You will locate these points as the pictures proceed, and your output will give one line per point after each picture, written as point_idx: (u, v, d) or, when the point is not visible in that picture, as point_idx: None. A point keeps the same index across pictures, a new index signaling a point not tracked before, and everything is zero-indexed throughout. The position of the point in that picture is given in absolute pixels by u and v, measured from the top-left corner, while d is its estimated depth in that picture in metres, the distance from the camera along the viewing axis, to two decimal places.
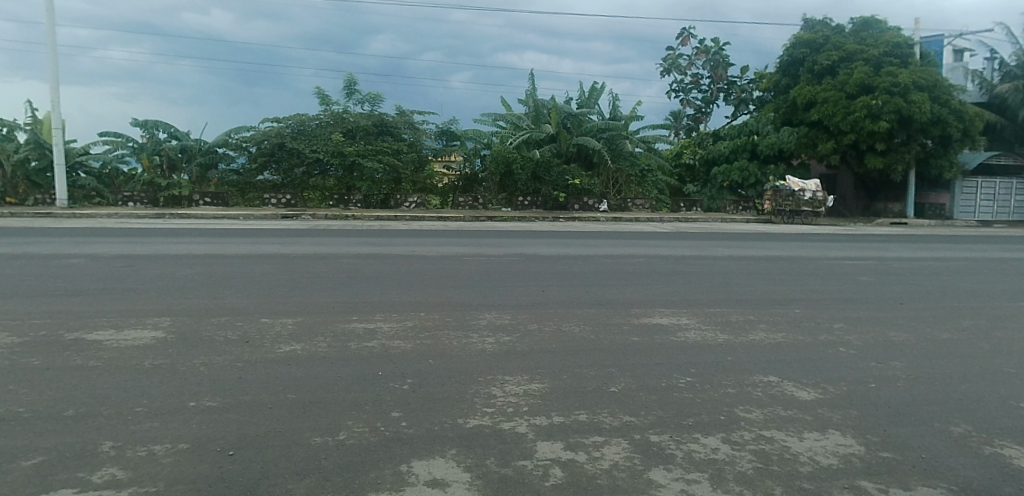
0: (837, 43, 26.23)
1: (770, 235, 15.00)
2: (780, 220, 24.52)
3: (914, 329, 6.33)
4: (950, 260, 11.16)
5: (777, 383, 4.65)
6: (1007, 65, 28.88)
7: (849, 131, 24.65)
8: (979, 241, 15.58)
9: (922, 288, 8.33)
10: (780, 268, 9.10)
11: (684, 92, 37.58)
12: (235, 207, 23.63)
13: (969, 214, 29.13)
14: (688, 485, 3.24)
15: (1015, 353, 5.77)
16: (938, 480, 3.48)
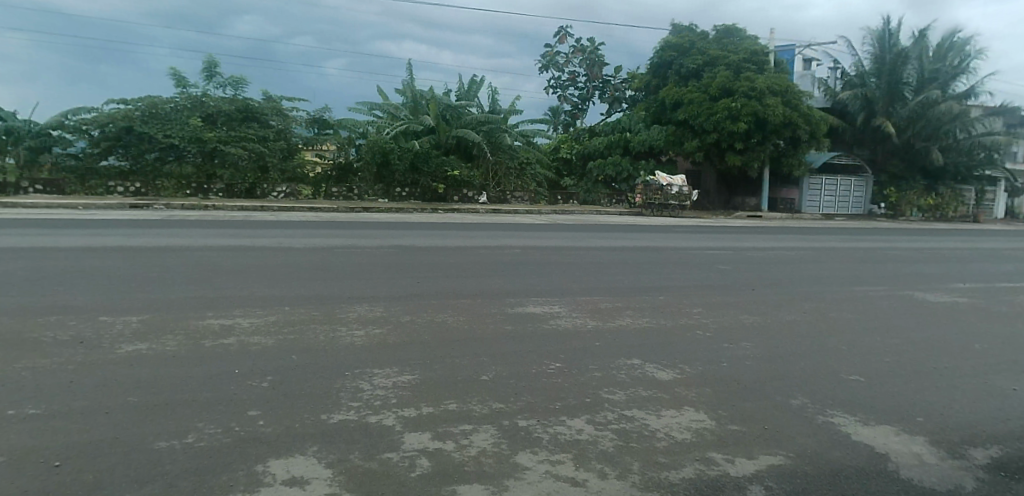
0: (703, 48, 27.99)
1: (640, 226, 15.74)
2: (650, 212, 25.85)
3: (763, 312, 6.89)
4: (798, 250, 12.24)
5: (640, 365, 4.88)
6: (849, 74, 32.15)
7: (712, 131, 26.44)
8: (823, 233, 17.22)
9: (770, 275, 9.07)
10: (649, 258, 9.58)
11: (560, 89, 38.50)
12: (73, 195, 21.44)
13: (815, 208, 32.19)
14: (552, 466, 3.32)
15: (846, 332, 6.43)
16: (777, 448, 3.81)
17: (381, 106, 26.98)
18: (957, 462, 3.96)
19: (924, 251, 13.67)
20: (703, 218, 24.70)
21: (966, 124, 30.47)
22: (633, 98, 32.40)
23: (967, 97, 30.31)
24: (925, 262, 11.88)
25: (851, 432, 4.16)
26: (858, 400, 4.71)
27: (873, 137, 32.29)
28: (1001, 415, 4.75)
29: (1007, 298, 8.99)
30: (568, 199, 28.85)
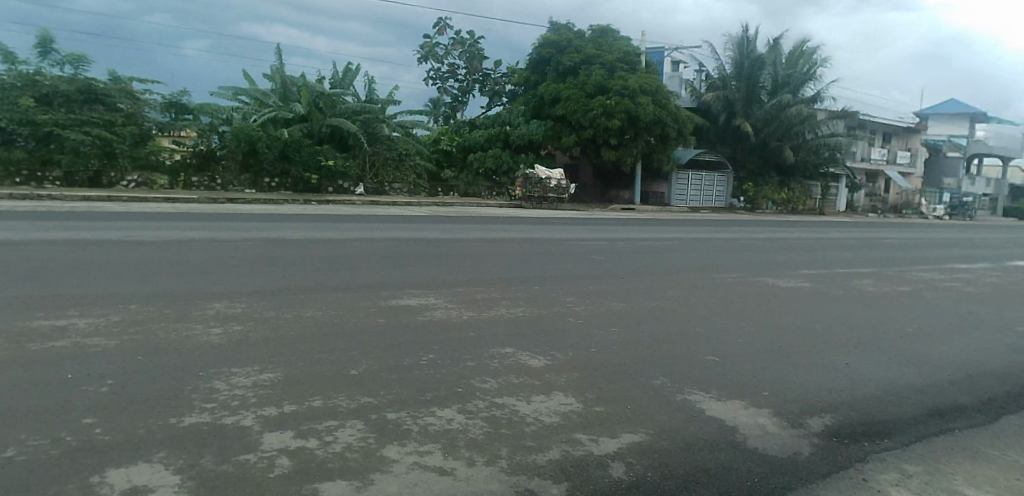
0: (579, 46, 28.89)
1: (520, 218, 16.02)
2: (530, 205, 26.42)
3: (632, 299, 7.22)
4: (666, 240, 12.96)
5: (512, 354, 4.96)
6: (713, 77, 34.46)
7: (588, 126, 27.41)
8: (688, 224, 18.33)
9: (640, 264, 9.54)
10: (526, 249, 9.76)
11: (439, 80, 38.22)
12: None
13: (684, 201, 34.23)
14: (421, 456, 3.29)
15: (706, 316, 6.88)
16: (640, 427, 4.02)
17: (247, 91, 25.65)
18: (796, 431, 4.38)
19: (776, 241, 14.93)
20: (579, 210, 25.50)
21: (813, 126, 33.59)
22: (513, 92, 32.82)
23: (814, 101, 33.39)
24: (777, 251, 12.97)
25: (706, 409, 4.46)
26: (713, 378, 5.06)
27: (734, 136, 34.85)
28: (834, 387, 5.32)
29: (843, 282, 10.02)
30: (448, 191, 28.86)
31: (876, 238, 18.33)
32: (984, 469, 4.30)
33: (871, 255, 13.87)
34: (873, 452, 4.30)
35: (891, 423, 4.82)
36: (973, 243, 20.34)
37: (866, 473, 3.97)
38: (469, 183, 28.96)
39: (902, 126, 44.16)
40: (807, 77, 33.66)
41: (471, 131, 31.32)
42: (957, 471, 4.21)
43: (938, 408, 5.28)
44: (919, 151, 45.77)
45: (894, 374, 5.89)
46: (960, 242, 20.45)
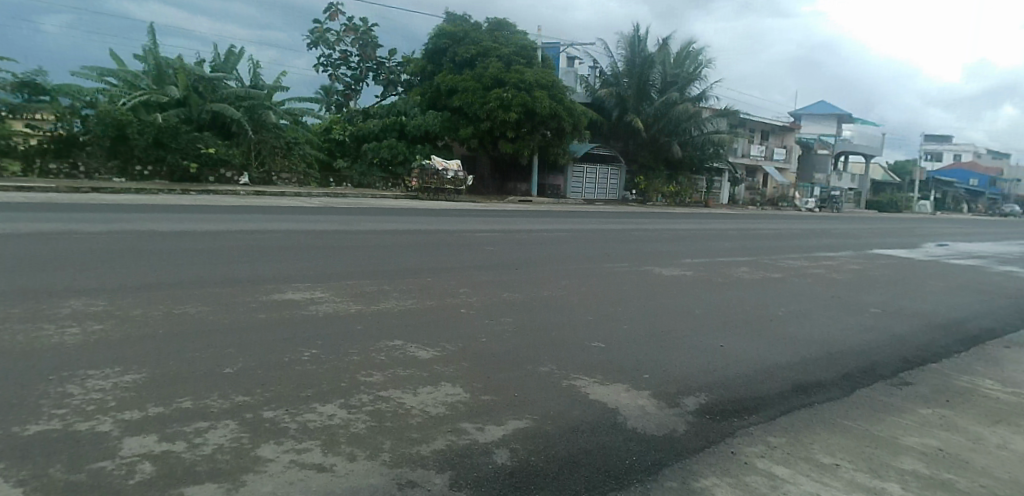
0: (476, 38, 28.95)
1: (415, 210, 15.87)
2: (427, 197, 26.19)
3: (524, 289, 7.33)
4: (561, 231, 13.26)
5: (401, 346, 4.90)
6: (607, 73, 35.52)
7: (485, 119, 27.53)
8: (582, 216, 18.86)
9: (533, 255, 9.69)
10: (421, 241, 9.67)
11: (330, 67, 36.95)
12: None
13: (579, 193, 35.26)
14: (298, 454, 3.18)
15: (592, 304, 7.12)
16: (525, 413, 4.10)
17: (114, 73, 24.05)
18: (673, 410, 4.62)
19: (664, 232, 15.65)
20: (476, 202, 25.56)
21: (699, 123, 35.44)
22: (409, 81, 32.44)
23: (700, 100, 35.23)
24: (664, 241, 13.58)
25: (590, 393, 4.62)
26: (598, 362, 5.25)
27: (626, 131, 36.17)
28: (710, 368, 5.66)
29: (723, 270, 10.64)
30: (340, 181, 27.92)
31: (754, 229, 19.62)
32: (838, 438, 4.73)
33: (748, 245, 14.83)
34: (742, 427, 4.61)
35: (760, 399, 5.20)
36: (838, 233, 22.22)
37: (735, 447, 4.25)
38: (362, 174, 28.17)
39: (778, 125, 47.47)
40: (694, 77, 35.45)
41: (364, 120, 30.64)
42: (814, 441, 4.60)
43: (801, 384, 5.74)
44: (793, 149, 49.40)
45: (763, 355, 6.35)
46: (827, 232, 22.27)
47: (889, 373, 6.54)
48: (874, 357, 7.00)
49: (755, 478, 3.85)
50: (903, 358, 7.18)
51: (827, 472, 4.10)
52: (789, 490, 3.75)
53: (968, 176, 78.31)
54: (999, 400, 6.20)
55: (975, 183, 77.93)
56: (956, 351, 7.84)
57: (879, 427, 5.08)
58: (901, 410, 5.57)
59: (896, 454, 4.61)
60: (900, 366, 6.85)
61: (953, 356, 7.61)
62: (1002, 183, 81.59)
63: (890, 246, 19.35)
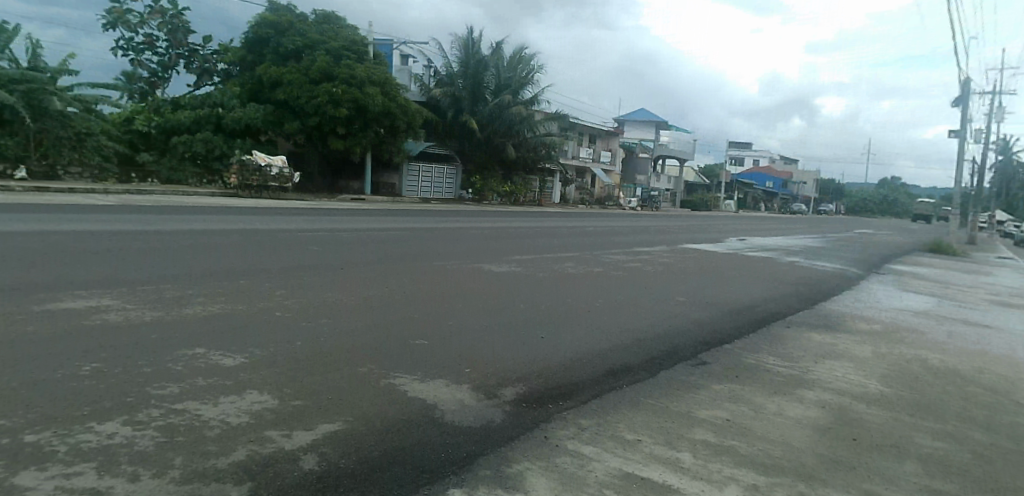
0: (302, 30, 27.82)
1: (236, 208, 14.92)
2: (248, 194, 24.65)
3: (346, 289, 7.15)
4: (392, 230, 13.14)
5: (202, 354, 4.55)
6: (441, 74, 35.86)
7: (314, 114, 26.54)
8: (416, 214, 18.83)
9: (358, 254, 9.47)
10: (236, 241, 9.11)
11: (132, 52, 33.46)
12: None
13: (414, 192, 35.47)
14: (66, 480, 2.83)
15: (414, 301, 7.12)
16: (339, 415, 3.99)
17: None
18: (490, 401, 4.74)
19: (495, 229, 16.09)
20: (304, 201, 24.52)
21: (531, 125, 36.81)
22: (225, 71, 30.32)
23: (532, 103, 36.71)
24: (494, 239, 13.93)
25: (408, 390, 4.60)
26: (417, 360, 5.24)
27: (461, 131, 36.64)
28: (530, 359, 5.89)
29: (548, 266, 11.11)
30: (144, 177, 25.77)
31: (580, 227, 20.80)
32: (641, 416, 5.15)
33: (574, 242, 15.65)
34: (556, 412, 4.85)
35: (574, 385, 5.50)
36: (655, 230, 24.21)
37: (548, 431, 4.45)
38: (173, 169, 26.13)
39: (604, 129, 50.76)
40: (525, 81, 36.81)
41: (174, 111, 28.08)
42: (621, 420, 4.95)
43: (612, 369, 6.16)
44: (618, 152, 53.03)
45: (579, 343, 6.74)
46: (647, 229, 24.15)
47: (689, 355, 7.23)
48: (677, 341, 7.71)
49: (564, 459, 4.07)
50: (701, 340, 7.99)
51: (627, 448, 4.43)
52: (595, 468, 4.00)
53: (764, 180, 88.96)
54: (777, 374, 7.09)
55: (770, 186, 88.63)
56: (745, 332, 8.85)
57: (678, 404, 5.60)
58: (696, 386, 6.19)
59: (690, 426, 5.11)
60: (698, 348, 7.59)
61: (743, 337, 8.59)
62: (789, 185, 93.80)
63: (698, 241, 21.44)
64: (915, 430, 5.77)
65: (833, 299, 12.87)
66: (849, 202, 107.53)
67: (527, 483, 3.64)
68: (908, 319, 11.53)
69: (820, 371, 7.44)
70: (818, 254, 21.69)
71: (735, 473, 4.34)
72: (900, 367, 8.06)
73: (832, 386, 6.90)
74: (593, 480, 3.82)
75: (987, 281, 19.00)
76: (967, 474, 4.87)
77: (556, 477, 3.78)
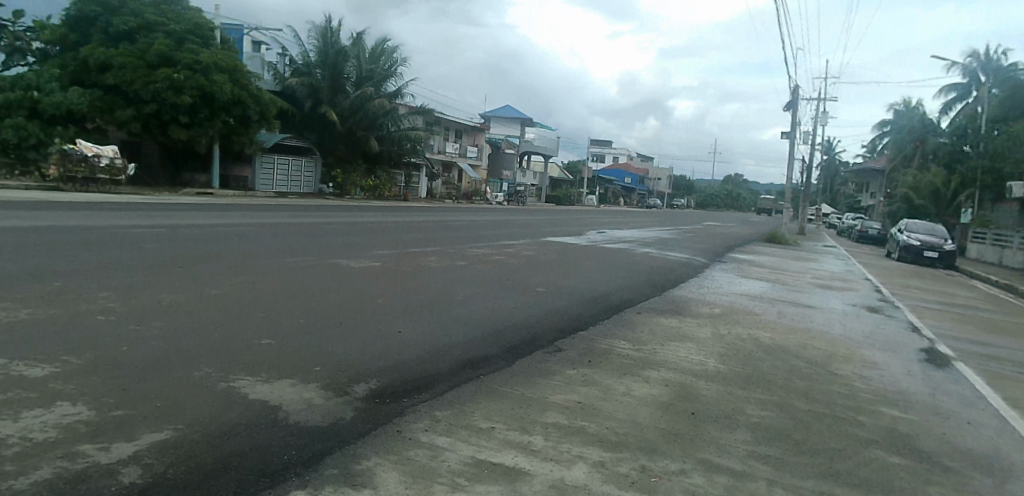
0: (135, 9, 25.56)
1: (58, 203, 13.35)
2: (71, 187, 22.21)
3: (184, 288, 6.66)
4: (241, 226, 12.37)
5: (3, 367, 4.07)
6: (297, 63, 34.66)
7: (151, 101, 24.61)
8: (269, 209, 17.81)
9: (199, 252, 8.81)
10: (50, 239, 8.16)
11: None
12: None
13: (268, 186, 33.57)
14: None
15: (263, 300, 6.76)
16: (167, 423, 3.71)
17: None
18: (341, 398, 4.62)
19: (355, 224, 15.66)
20: (139, 194, 22.64)
21: (395, 119, 36.57)
22: (41, 50, 26.93)
23: (395, 97, 36.46)
24: (354, 234, 13.57)
25: (250, 392, 4.37)
26: (263, 360, 5.00)
27: (320, 123, 35.51)
28: (386, 354, 5.80)
29: (407, 260, 10.97)
30: None
31: (445, 221, 20.77)
32: (497, 404, 5.23)
33: (437, 236, 15.60)
34: (410, 406, 4.80)
35: (431, 377, 5.48)
36: (519, 224, 24.72)
37: (400, 425, 4.41)
38: None
39: (470, 124, 51.12)
40: (388, 74, 36.50)
41: None
42: (476, 409, 5.01)
43: (470, 360, 6.22)
44: (484, 148, 53.52)
45: (437, 336, 6.72)
46: (512, 223, 24.62)
47: (545, 343, 7.46)
48: (535, 330, 7.92)
49: (417, 451, 4.05)
50: (558, 328, 8.28)
51: (479, 436, 4.49)
52: (447, 458, 4.02)
53: (623, 175, 93.60)
54: (627, 357, 7.51)
55: (629, 181, 93.28)
56: (600, 319, 9.27)
57: (532, 390, 5.77)
58: (550, 372, 6.41)
59: (543, 410, 5.27)
60: (555, 336, 7.86)
61: (597, 323, 9.01)
62: (644, 181, 99.84)
63: (560, 234, 22.17)
64: (746, 401, 6.35)
65: (681, 286, 13.85)
66: (697, 197, 116.07)
67: (376, 479, 3.57)
68: (745, 302, 12.68)
69: (666, 352, 7.98)
70: (669, 245, 23.22)
71: (583, 451, 4.55)
72: (736, 346, 8.83)
73: (677, 365, 7.42)
74: (445, 470, 3.84)
75: (811, 267, 21.29)
76: (787, 437, 5.44)
77: (407, 470, 3.75)
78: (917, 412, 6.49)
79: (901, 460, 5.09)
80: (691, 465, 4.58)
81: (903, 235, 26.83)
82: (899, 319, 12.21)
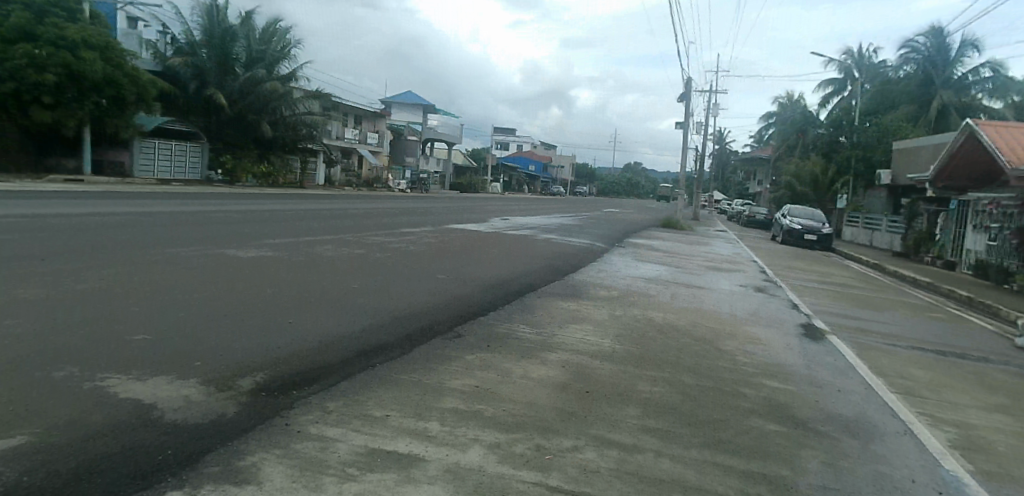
0: None
1: None
2: None
3: (47, 284, 6.17)
4: (117, 215, 11.54)
5: None
6: (178, 41, 33.09)
7: (9, 79, 22.52)
8: (151, 197, 16.69)
9: (67, 243, 8.14)
10: None
11: None
12: None
13: (149, 173, 31.17)
14: None
15: (137, 293, 6.37)
16: (21, 429, 3.43)
17: None
18: (223, 393, 4.41)
19: (247, 212, 14.98)
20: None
21: (289, 102, 35.32)
22: None
23: (289, 80, 35.34)
24: (245, 222, 12.98)
25: (119, 391, 4.11)
26: (136, 358, 4.71)
27: (206, 106, 33.55)
28: (275, 346, 5.59)
29: (302, 249, 10.61)
30: None
31: (345, 209, 20.24)
32: (391, 392, 5.17)
33: (335, 224, 15.20)
34: (300, 398, 4.66)
35: (323, 369, 5.33)
36: (421, 211, 24.53)
37: (288, 418, 4.26)
38: None
39: (370, 110, 49.95)
40: (281, 56, 35.35)
41: None
42: (370, 398, 4.92)
43: (365, 349, 6.11)
44: (385, 134, 52.49)
45: (330, 326, 6.56)
46: (414, 210, 24.40)
47: (445, 329, 7.43)
48: (434, 317, 7.89)
49: (305, 444, 3.92)
50: (458, 315, 8.27)
51: (373, 425, 4.41)
52: (339, 449, 3.93)
53: (527, 162, 94.78)
54: (526, 340, 7.64)
55: (533, 169, 94.60)
56: (500, 305, 9.35)
57: (428, 376, 5.73)
58: (448, 358, 6.40)
59: (440, 396, 5.26)
60: (455, 322, 7.86)
61: (498, 308, 9.09)
62: (548, 168, 101.52)
63: (463, 221, 22.19)
64: (639, 379, 6.62)
65: (580, 270, 14.24)
66: (599, 185, 119.43)
67: (261, 474, 3.43)
68: (640, 284, 13.23)
69: (564, 334, 8.19)
70: (570, 231, 23.77)
71: (479, 434, 4.58)
72: (630, 326, 9.18)
73: (573, 347, 7.62)
74: (335, 461, 3.74)
75: (703, 251, 22.43)
76: (675, 410, 5.73)
77: (295, 463, 3.63)
78: (794, 382, 7.01)
79: (777, 427, 5.48)
80: (584, 441, 4.72)
81: (786, 220, 28.79)
82: (781, 298, 13.13)
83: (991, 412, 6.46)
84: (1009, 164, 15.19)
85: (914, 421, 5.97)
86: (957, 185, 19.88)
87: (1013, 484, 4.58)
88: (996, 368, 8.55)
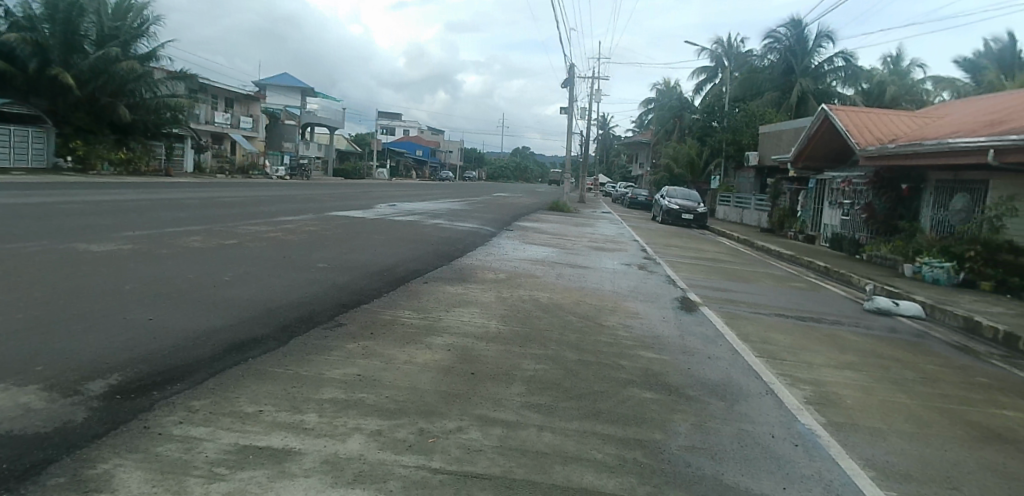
0: None
1: None
2: None
3: None
4: None
5: None
6: (14, 15, 29.89)
7: None
8: None
9: None
10: None
11: None
12: None
13: None
14: None
15: None
16: None
17: None
18: (70, 399, 4.05)
19: (104, 204, 13.73)
20: None
21: (149, 83, 33.17)
22: None
23: (147, 60, 33.11)
24: (100, 215, 11.86)
25: None
26: None
27: (49, 86, 30.23)
28: (131, 345, 5.18)
29: (165, 241, 9.88)
30: None
31: (215, 198, 18.97)
32: (264, 385, 4.96)
33: (206, 214, 14.25)
34: (162, 398, 4.36)
35: (187, 366, 5.02)
36: (301, 199, 23.51)
37: (147, 420, 3.98)
38: None
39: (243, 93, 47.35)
40: (137, 33, 33.06)
41: None
42: (240, 394, 4.69)
43: (236, 343, 5.80)
44: (260, 119, 49.84)
45: (197, 322, 6.16)
46: (292, 198, 23.35)
47: (324, 319, 7.20)
48: (313, 307, 7.62)
49: (168, 446, 3.68)
50: (339, 304, 8.05)
51: (244, 422, 4.21)
52: (205, 449, 3.72)
53: (414, 146, 93.16)
54: (410, 325, 7.57)
55: (420, 153, 93.19)
56: (384, 291, 9.19)
57: (306, 368, 5.55)
58: (328, 348, 6.22)
59: (318, 387, 5.11)
60: (335, 311, 7.64)
61: (382, 296, 8.92)
62: (435, 154, 100.30)
63: (347, 208, 21.54)
64: (523, 358, 6.75)
65: (469, 254, 14.26)
66: (487, 169, 119.68)
67: (116, 481, 3.18)
68: (528, 266, 13.47)
69: (450, 318, 8.20)
70: (458, 216, 23.72)
71: (360, 423, 4.49)
72: (516, 307, 9.31)
73: (458, 330, 7.65)
74: (202, 462, 3.54)
75: (587, 232, 23.09)
76: (557, 386, 5.91)
77: (154, 467, 3.40)
78: (669, 352, 7.44)
79: (653, 395, 5.80)
80: (468, 422, 4.75)
81: (664, 201, 30.31)
82: (659, 274, 13.85)
83: (842, 369, 7.17)
84: (859, 146, 16.89)
85: (775, 381, 6.52)
86: (814, 164, 21.81)
87: (856, 432, 5.12)
88: (847, 330, 9.48)
